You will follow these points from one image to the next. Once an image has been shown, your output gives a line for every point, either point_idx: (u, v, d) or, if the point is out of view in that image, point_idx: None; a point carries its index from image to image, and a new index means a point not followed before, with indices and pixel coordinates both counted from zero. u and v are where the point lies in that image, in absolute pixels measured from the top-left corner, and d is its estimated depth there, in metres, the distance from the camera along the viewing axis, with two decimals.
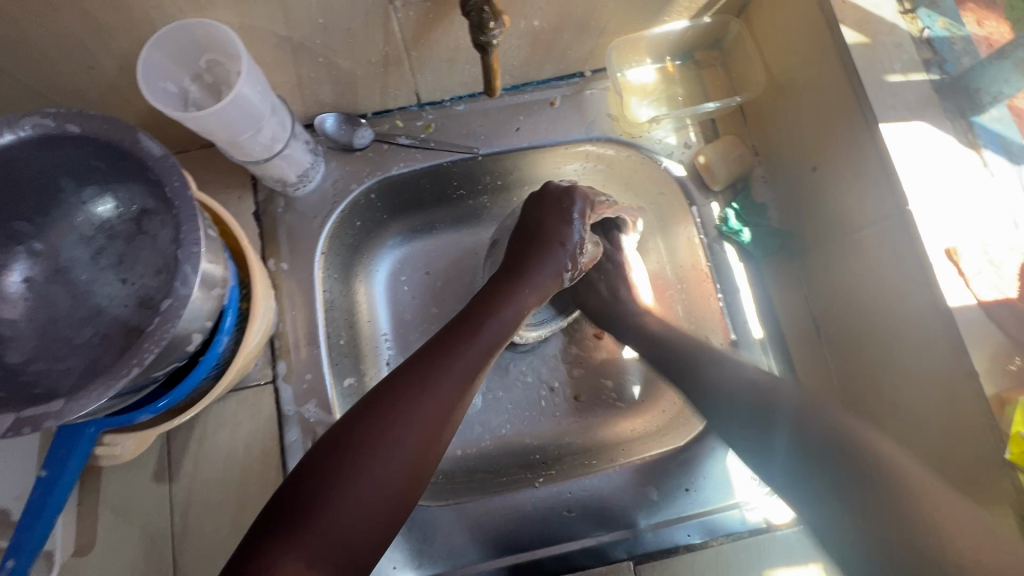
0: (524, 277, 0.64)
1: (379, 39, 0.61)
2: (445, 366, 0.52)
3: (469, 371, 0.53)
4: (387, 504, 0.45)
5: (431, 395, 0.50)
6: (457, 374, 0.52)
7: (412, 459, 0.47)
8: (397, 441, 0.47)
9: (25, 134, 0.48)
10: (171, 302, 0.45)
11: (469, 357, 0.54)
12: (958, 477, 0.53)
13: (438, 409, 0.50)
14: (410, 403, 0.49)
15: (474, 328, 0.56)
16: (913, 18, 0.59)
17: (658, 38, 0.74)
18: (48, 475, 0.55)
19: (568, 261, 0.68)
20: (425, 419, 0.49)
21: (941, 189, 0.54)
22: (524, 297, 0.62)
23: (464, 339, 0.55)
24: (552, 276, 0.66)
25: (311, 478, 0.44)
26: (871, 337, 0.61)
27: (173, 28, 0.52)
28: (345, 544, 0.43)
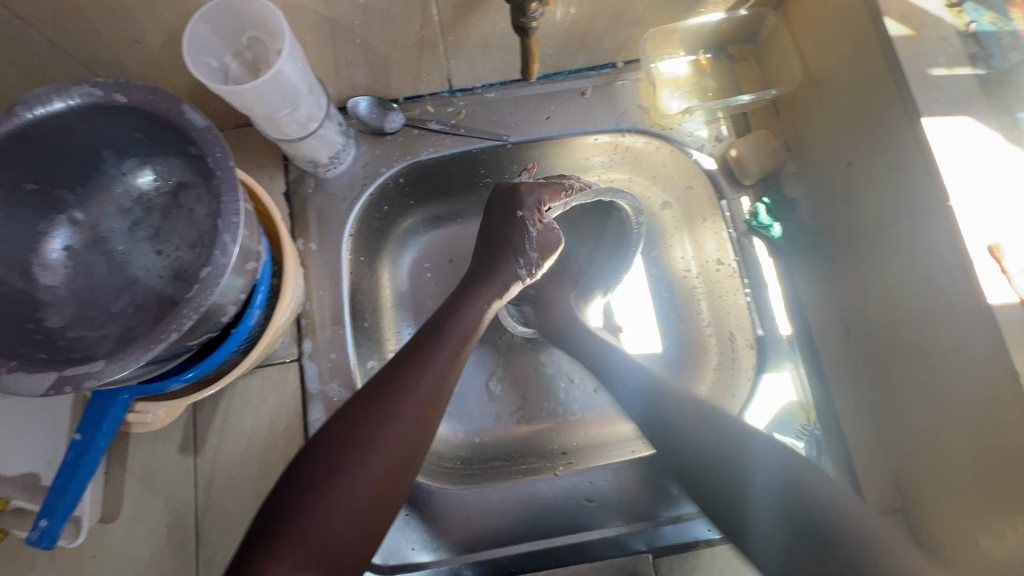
0: (484, 275, 0.62)
1: (416, 21, 0.62)
2: (422, 368, 0.51)
3: (444, 370, 0.52)
4: (370, 511, 0.45)
5: (408, 396, 0.49)
6: (430, 375, 0.51)
7: (389, 466, 0.47)
8: (374, 448, 0.46)
9: (75, 102, 0.49)
10: (210, 270, 0.46)
11: (444, 356, 0.53)
12: (991, 482, 0.52)
13: (410, 413, 0.49)
14: (386, 409, 0.48)
15: (440, 328, 0.55)
16: (959, 11, 0.58)
17: (692, 30, 0.74)
18: (81, 438, 0.56)
19: (520, 260, 0.63)
20: (403, 423, 0.48)
21: (984, 185, 0.52)
22: (490, 297, 0.60)
23: (432, 341, 0.53)
24: (512, 274, 0.63)
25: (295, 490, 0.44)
26: (905, 336, 0.60)
27: (218, 3, 0.53)
28: (333, 547, 0.43)
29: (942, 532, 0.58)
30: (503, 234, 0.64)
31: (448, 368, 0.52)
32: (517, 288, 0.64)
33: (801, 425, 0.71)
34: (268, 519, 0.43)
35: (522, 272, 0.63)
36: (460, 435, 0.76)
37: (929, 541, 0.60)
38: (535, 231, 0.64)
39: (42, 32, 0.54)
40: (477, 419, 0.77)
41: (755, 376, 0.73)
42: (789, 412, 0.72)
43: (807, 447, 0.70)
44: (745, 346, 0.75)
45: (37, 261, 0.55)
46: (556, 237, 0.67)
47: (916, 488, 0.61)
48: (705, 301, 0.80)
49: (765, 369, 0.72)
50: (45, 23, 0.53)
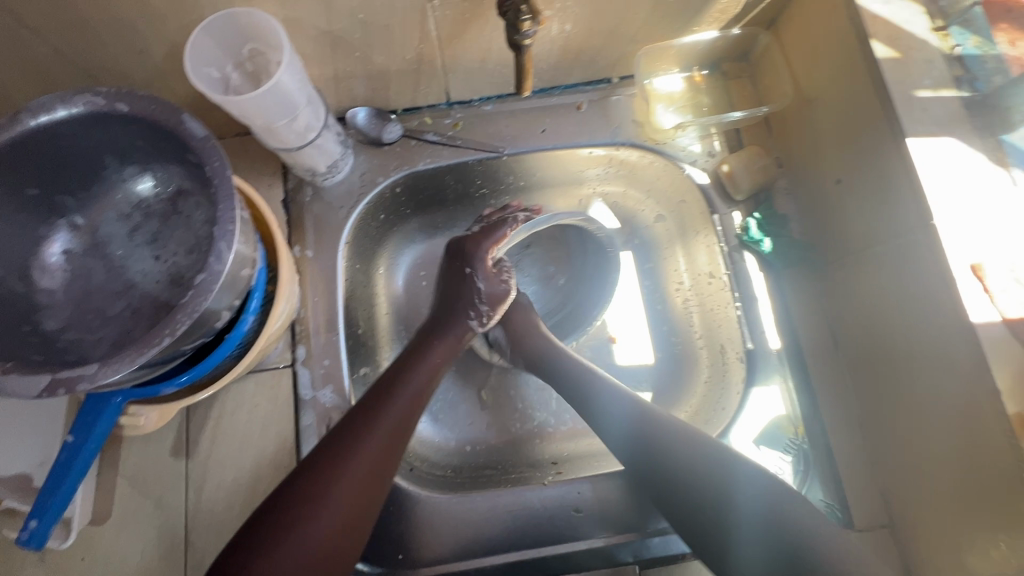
0: (438, 329, 0.67)
1: (415, 36, 0.63)
2: (376, 420, 0.55)
3: (397, 422, 0.57)
4: (331, 548, 0.48)
5: (361, 451, 0.53)
6: (384, 426, 0.55)
7: (348, 506, 0.50)
8: (334, 490, 0.50)
9: (77, 111, 0.50)
10: (204, 276, 0.46)
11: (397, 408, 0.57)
12: (975, 499, 0.53)
13: (368, 456, 0.53)
14: (345, 454, 0.52)
15: (398, 376, 0.61)
16: (945, 34, 0.59)
17: (687, 47, 0.75)
18: (73, 440, 0.56)
19: (471, 313, 0.69)
20: (357, 475, 0.52)
21: (968, 205, 0.53)
22: (444, 349, 0.66)
23: (389, 390, 0.59)
24: (462, 329, 0.69)
25: (257, 534, 0.47)
26: (892, 352, 0.61)
27: (221, 16, 0.54)
28: None
29: (928, 548, 0.59)
30: (455, 289, 0.71)
31: (405, 412, 0.58)
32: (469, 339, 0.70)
33: (789, 439, 0.70)
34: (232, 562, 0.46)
35: (475, 323, 0.70)
36: (451, 444, 0.77)
37: (915, 558, 0.60)
38: (483, 284, 0.70)
39: (49, 41, 0.55)
40: (469, 427, 0.78)
41: (744, 389, 0.72)
42: (778, 425, 0.71)
43: (794, 462, 0.69)
44: (735, 358, 0.75)
45: (36, 264, 0.56)
46: (506, 289, 0.72)
47: (902, 505, 0.62)
48: (697, 314, 0.81)
49: (753, 383, 0.72)
50: (52, 32, 0.55)
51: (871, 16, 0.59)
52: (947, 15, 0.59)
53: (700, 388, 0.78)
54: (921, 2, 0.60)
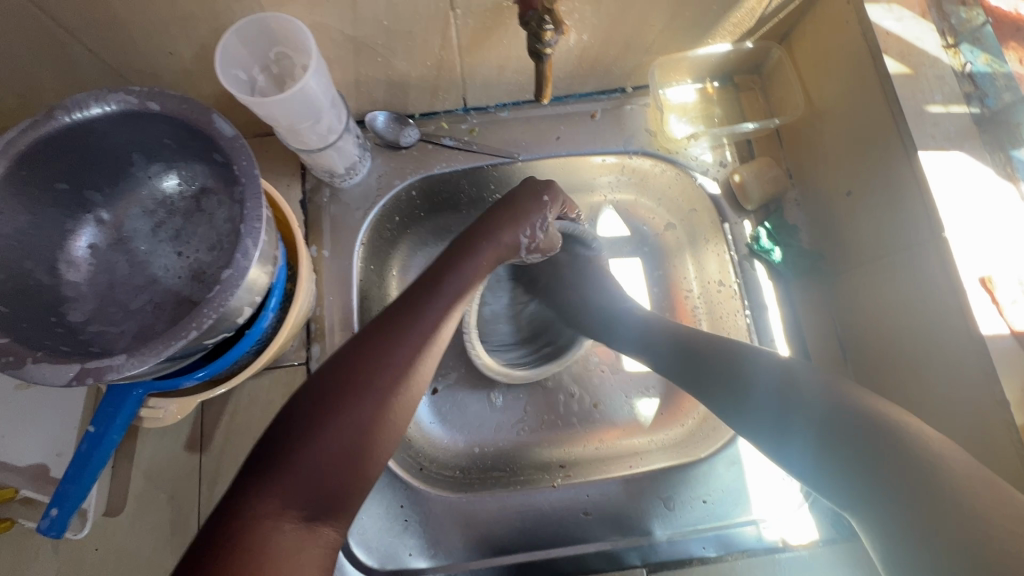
0: (489, 231, 0.62)
1: (436, 43, 0.64)
2: (422, 312, 0.51)
3: (444, 316, 0.52)
4: (364, 450, 0.43)
5: (407, 340, 0.48)
6: (430, 319, 0.51)
7: (382, 406, 0.45)
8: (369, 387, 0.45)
9: (111, 108, 0.52)
10: (231, 271, 0.47)
11: (443, 303, 0.53)
12: None
13: (405, 355, 0.47)
14: (380, 352, 0.47)
15: (436, 284, 0.54)
16: (955, 52, 0.60)
17: (700, 59, 0.76)
18: (94, 431, 0.57)
19: (529, 230, 0.65)
20: (403, 363, 0.47)
21: (978, 219, 0.55)
22: (488, 256, 0.60)
23: (425, 295, 0.53)
24: (514, 238, 0.63)
25: (294, 425, 0.42)
26: (902, 363, 0.62)
27: (251, 21, 0.56)
28: (330, 484, 0.41)
29: None
30: (510, 205, 0.65)
31: (442, 318, 0.52)
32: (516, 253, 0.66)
33: None
34: (265, 453, 0.41)
35: (523, 240, 0.65)
36: (460, 445, 0.77)
37: None
38: (551, 213, 0.67)
39: (84, 42, 0.57)
40: (477, 429, 0.78)
41: None
42: None
43: None
44: None
45: (63, 258, 0.57)
46: (557, 241, 0.71)
47: None
48: (705, 322, 0.81)
49: None
50: (87, 33, 0.56)
51: (883, 32, 0.61)
52: (957, 32, 0.61)
53: None
54: (934, 19, 0.61)
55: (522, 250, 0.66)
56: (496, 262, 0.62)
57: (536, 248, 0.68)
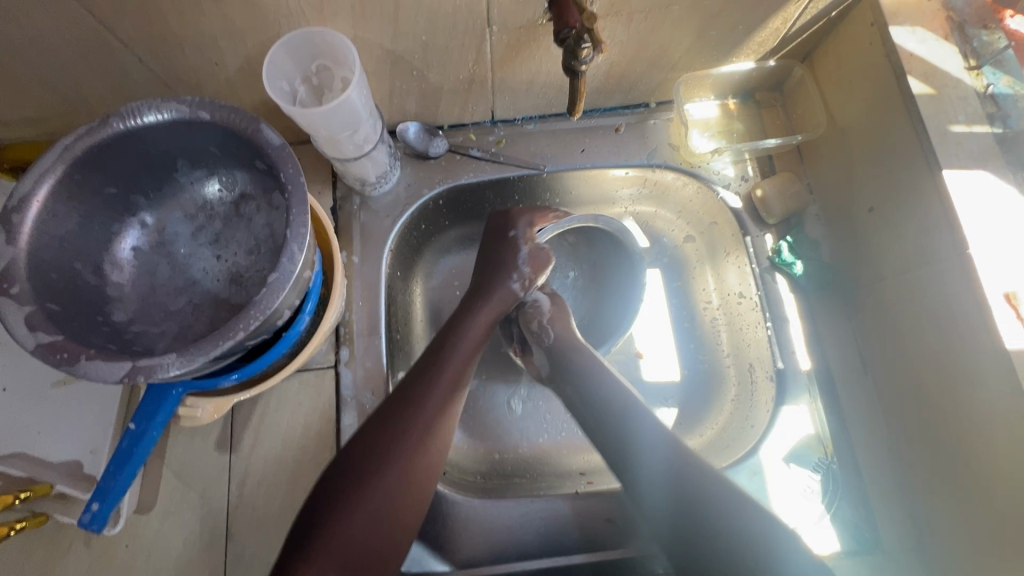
0: (482, 296, 0.70)
1: (471, 58, 0.66)
2: (431, 387, 0.60)
3: (450, 389, 0.61)
4: (391, 516, 0.52)
5: (422, 415, 0.58)
6: (439, 392, 0.60)
7: (403, 477, 0.54)
8: (391, 461, 0.54)
9: (165, 116, 0.54)
10: (277, 275, 0.49)
11: (448, 375, 0.62)
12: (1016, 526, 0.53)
13: (420, 431, 0.57)
14: (400, 428, 0.56)
15: (441, 356, 0.63)
16: (978, 73, 0.62)
17: (723, 76, 0.78)
18: (135, 428, 0.58)
19: (515, 275, 0.72)
20: (419, 436, 0.56)
21: (1001, 237, 0.56)
22: (484, 318, 0.68)
23: (434, 367, 0.62)
24: (506, 294, 0.71)
25: (333, 497, 0.51)
26: (926, 376, 0.62)
27: (297, 34, 0.58)
28: (364, 546, 0.50)
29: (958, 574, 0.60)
30: (494, 260, 0.73)
31: (449, 391, 0.61)
32: (512, 303, 0.72)
33: (818, 458, 0.70)
34: (309, 522, 0.50)
35: (516, 286, 0.72)
36: (479, 451, 0.77)
37: None
38: (526, 249, 0.73)
39: (135, 52, 0.59)
40: (497, 436, 0.79)
41: (773, 407, 0.73)
42: (806, 445, 0.71)
43: (824, 480, 0.70)
44: (763, 378, 0.75)
45: (109, 259, 0.59)
46: (547, 255, 0.74)
47: (933, 526, 0.63)
48: (723, 334, 0.82)
49: (783, 402, 0.73)
50: (138, 45, 0.59)
51: (907, 54, 0.62)
52: (979, 55, 0.62)
53: (729, 406, 0.79)
54: (956, 41, 0.63)
55: (516, 297, 0.72)
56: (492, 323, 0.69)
57: (533, 282, 0.74)
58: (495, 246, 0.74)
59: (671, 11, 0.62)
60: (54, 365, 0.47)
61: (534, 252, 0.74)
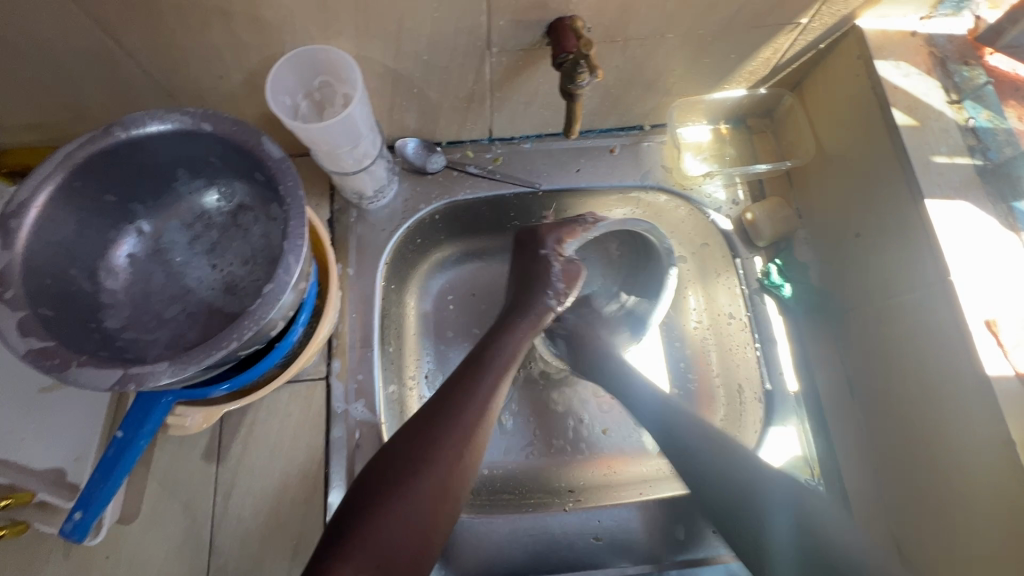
0: (517, 311, 0.70)
1: (470, 77, 0.68)
2: (469, 390, 0.59)
3: (489, 393, 0.60)
4: (425, 526, 0.50)
5: (459, 417, 0.56)
6: (479, 395, 0.59)
7: (438, 486, 0.52)
8: (429, 467, 0.52)
9: (167, 127, 0.55)
10: (272, 286, 0.50)
11: (486, 381, 0.60)
12: (1002, 554, 0.53)
13: (456, 440, 0.55)
14: (439, 433, 0.55)
15: (480, 364, 0.62)
16: (959, 107, 0.64)
17: (716, 102, 0.80)
18: (123, 436, 0.58)
19: (549, 291, 0.72)
20: (457, 438, 0.55)
21: (982, 266, 0.57)
22: (527, 334, 0.68)
23: (472, 372, 0.61)
24: (542, 307, 0.71)
25: (365, 500, 0.50)
26: (905, 399, 0.64)
27: (301, 52, 0.59)
28: (398, 551, 0.48)
29: None
30: (530, 277, 0.73)
31: (490, 393, 0.60)
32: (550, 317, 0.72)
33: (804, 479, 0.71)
34: (342, 524, 0.49)
35: (554, 299, 0.72)
36: None
37: None
38: (558, 265, 0.73)
39: (140, 62, 0.60)
40: (487, 451, 0.79)
41: (762, 428, 0.74)
42: (794, 466, 0.72)
43: None
44: (752, 399, 0.77)
45: (104, 265, 0.59)
46: (578, 268, 0.76)
47: (915, 549, 0.63)
48: (714, 353, 0.83)
49: (771, 423, 0.74)
50: (144, 56, 0.60)
51: (892, 87, 0.65)
52: (960, 89, 0.65)
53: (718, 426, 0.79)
54: (938, 76, 0.66)
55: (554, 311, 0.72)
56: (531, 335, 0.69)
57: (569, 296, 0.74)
58: (526, 264, 0.75)
59: (666, 39, 0.64)
60: (45, 371, 0.47)
61: (560, 271, 0.74)
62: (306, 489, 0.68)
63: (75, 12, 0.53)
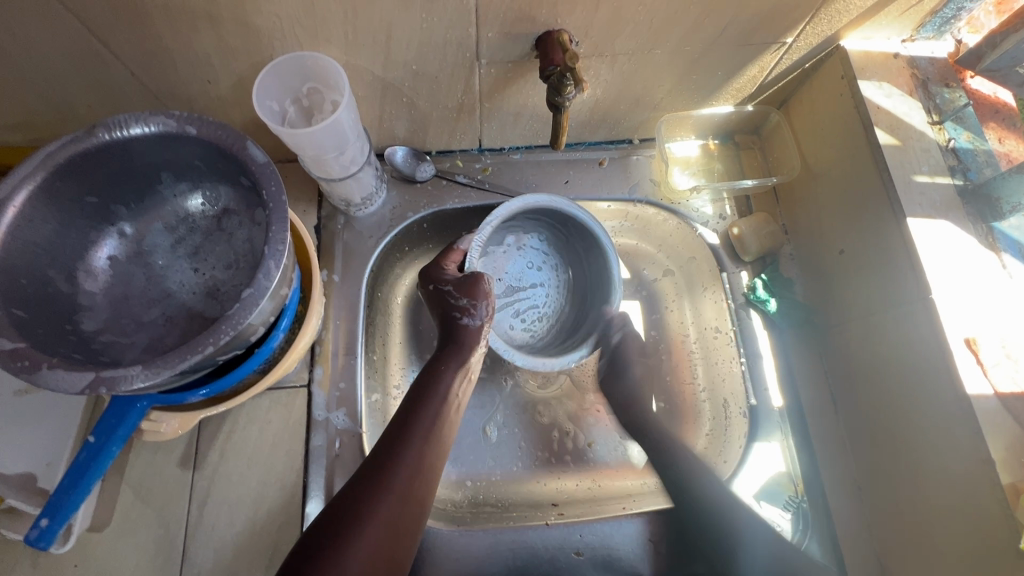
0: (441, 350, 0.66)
1: (460, 88, 0.68)
2: (410, 434, 0.57)
3: (428, 434, 0.58)
4: None
5: (400, 463, 0.55)
6: (417, 438, 0.57)
7: (381, 537, 0.50)
8: (369, 518, 0.50)
9: (151, 129, 0.54)
10: (251, 291, 0.49)
11: (423, 424, 0.59)
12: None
13: (392, 486, 0.53)
14: (381, 483, 0.53)
15: (416, 405, 0.60)
16: (941, 128, 0.65)
17: (704, 118, 0.81)
18: (95, 441, 0.57)
19: (455, 313, 0.67)
20: (397, 488, 0.53)
21: (962, 286, 0.58)
22: (455, 373, 0.64)
23: (411, 414, 0.60)
24: (465, 338, 0.66)
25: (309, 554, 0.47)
26: (887, 417, 0.64)
27: (290, 57, 0.60)
28: None
29: None
30: (443, 313, 0.68)
31: (430, 436, 0.58)
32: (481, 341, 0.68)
33: (787, 496, 0.71)
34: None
35: (475, 322, 0.67)
36: (451, 478, 0.76)
37: None
38: (454, 287, 0.68)
39: (128, 65, 0.60)
40: (470, 462, 0.77)
41: (746, 443, 0.74)
42: (778, 482, 0.72)
43: (792, 519, 0.70)
44: (738, 414, 0.76)
45: (84, 267, 0.58)
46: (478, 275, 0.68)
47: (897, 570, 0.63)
48: (699, 366, 0.82)
49: (756, 438, 0.74)
50: (131, 58, 0.60)
51: (875, 107, 0.66)
52: (942, 111, 0.66)
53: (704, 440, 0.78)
54: (920, 97, 0.67)
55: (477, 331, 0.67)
56: (460, 369, 0.64)
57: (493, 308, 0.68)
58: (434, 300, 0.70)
59: (655, 55, 0.65)
60: (13, 373, 0.45)
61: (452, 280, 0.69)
62: (283, 499, 0.67)
63: (60, 13, 0.52)
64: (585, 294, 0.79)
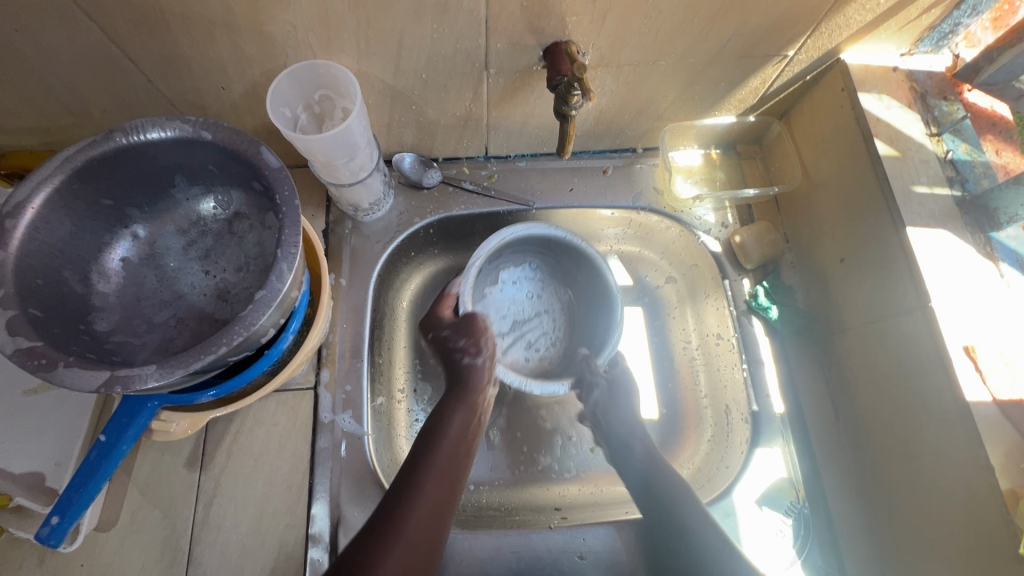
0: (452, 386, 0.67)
1: (468, 97, 0.70)
2: (438, 448, 0.58)
3: (456, 449, 0.59)
4: None
5: (429, 474, 0.55)
6: (446, 452, 0.58)
7: (417, 545, 0.48)
8: (404, 523, 0.49)
9: (167, 134, 0.56)
10: (264, 293, 0.50)
11: (450, 439, 0.59)
12: None
13: (424, 494, 0.52)
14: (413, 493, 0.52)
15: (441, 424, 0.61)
16: (939, 140, 0.67)
17: (707, 128, 0.83)
18: (106, 440, 0.58)
19: (457, 354, 0.68)
20: (429, 497, 0.52)
21: (961, 294, 0.59)
22: (465, 407, 0.63)
23: (437, 430, 0.60)
24: (470, 375, 0.67)
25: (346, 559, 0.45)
26: (888, 425, 0.65)
27: (303, 65, 0.61)
28: None
29: None
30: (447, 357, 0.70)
31: (456, 450, 0.59)
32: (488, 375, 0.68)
33: (790, 501, 0.72)
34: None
35: (477, 360, 0.68)
36: None
37: None
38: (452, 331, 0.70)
39: (145, 72, 0.62)
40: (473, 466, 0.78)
41: (749, 449, 0.74)
42: (779, 488, 0.73)
43: (794, 524, 0.71)
44: (739, 419, 0.77)
45: (97, 268, 0.59)
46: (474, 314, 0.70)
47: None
48: (700, 372, 0.82)
49: (758, 444, 0.74)
50: (148, 65, 0.61)
51: (875, 119, 0.67)
52: (940, 123, 0.68)
53: (706, 446, 0.79)
54: (919, 110, 0.68)
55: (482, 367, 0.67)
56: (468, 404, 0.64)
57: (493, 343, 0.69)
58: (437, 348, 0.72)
59: (659, 66, 0.66)
60: (30, 371, 0.46)
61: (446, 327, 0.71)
62: (289, 500, 0.67)
63: (81, 20, 0.54)
64: (585, 308, 0.79)
